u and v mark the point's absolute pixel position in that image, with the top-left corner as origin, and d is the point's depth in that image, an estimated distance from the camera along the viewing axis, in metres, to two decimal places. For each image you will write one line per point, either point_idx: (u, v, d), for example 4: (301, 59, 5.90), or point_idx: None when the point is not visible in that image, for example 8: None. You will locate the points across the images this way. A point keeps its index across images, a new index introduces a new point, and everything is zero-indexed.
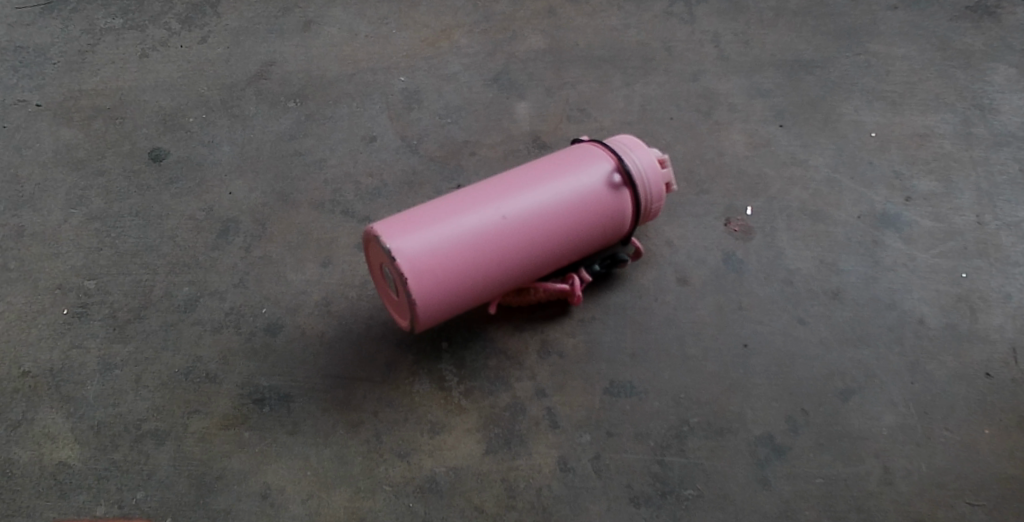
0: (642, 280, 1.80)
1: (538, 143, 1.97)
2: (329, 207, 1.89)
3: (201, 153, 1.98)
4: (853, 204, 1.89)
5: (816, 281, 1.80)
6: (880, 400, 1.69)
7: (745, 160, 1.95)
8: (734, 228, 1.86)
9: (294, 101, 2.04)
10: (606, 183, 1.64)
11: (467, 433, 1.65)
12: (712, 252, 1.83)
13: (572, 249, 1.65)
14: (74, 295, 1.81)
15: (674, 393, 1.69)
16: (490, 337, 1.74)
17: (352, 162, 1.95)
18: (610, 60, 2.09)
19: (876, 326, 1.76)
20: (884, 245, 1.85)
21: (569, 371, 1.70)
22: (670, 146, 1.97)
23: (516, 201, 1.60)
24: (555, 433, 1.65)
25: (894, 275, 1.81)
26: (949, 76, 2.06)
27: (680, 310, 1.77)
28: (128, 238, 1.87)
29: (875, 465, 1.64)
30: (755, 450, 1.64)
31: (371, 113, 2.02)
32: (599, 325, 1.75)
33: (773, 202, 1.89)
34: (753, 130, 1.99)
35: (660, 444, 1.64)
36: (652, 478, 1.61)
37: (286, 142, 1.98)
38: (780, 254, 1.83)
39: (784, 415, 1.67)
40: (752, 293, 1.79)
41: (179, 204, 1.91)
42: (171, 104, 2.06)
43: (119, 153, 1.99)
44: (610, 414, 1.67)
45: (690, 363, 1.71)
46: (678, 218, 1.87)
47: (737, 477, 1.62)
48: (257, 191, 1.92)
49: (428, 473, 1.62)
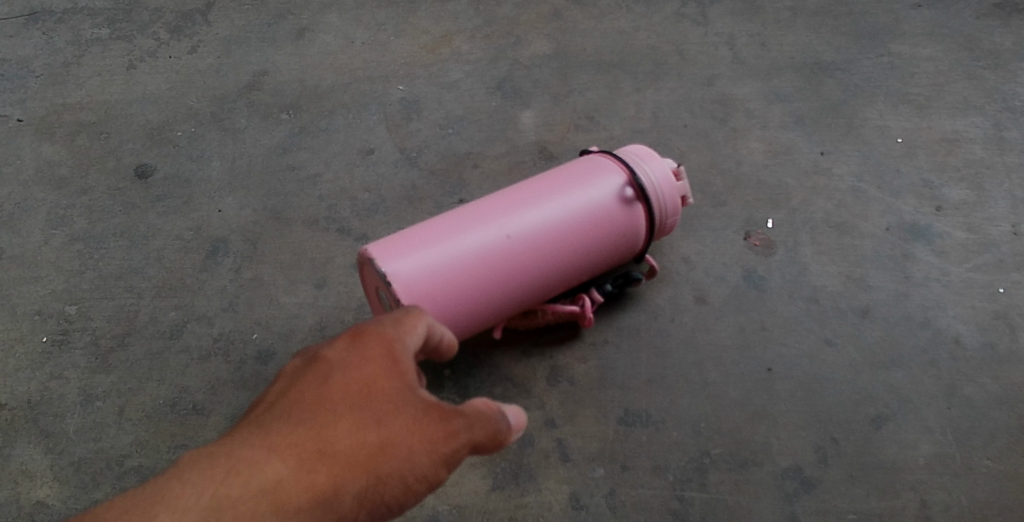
0: (657, 299, 1.68)
1: (545, 154, 1.87)
2: (325, 223, 1.78)
3: (190, 168, 1.87)
4: (880, 215, 1.78)
5: (843, 298, 1.69)
6: (916, 427, 1.57)
7: (764, 169, 1.83)
8: (755, 242, 1.75)
9: (287, 113, 1.93)
10: (616, 197, 1.53)
11: (472, 468, 1.53)
12: (731, 269, 1.72)
13: (579, 268, 1.55)
14: (54, 321, 1.71)
15: (694, 421, 1.57)
16: (496, 363, 1.62)
17: (348, 176, 1.84)
18: (620, 65, 1.98)
19: (908, 347, 1.64)
20: (914, 259, 1.73)
21: (580, 399, 1.59)
22: (685, 155, 1.86)
23: (519, 219, 1.49)
24: (567, 467, 1.53)
25: (927, 291, 1.70)
26: (978, 77, 1.94)
27: (699, 333, 1.65)
28: (112, 260, 1.77)
29: (912, 498, 1.52)
30: (781, 483, 1.53)
31: (369, 124, 1.91)
32: (613, 349, 1.63)
33: (795, 214, 1.78)
34: (773, 137, 1.88)
35: (680, 478, 1.53)
36: (672, 516, 1.50)
37: (279, 155, 1.88)
38: (805, 269, 1.72)
39: (813, 445, 1.56)
40: (776, 312, 1.67)
41: (166, 222, 1.80)
42: (158, 117, 1.95)
43: (104, 170, 1.88)
44: (625, 446, 1.55)
45: (710, 390, 1.60)
46: (694, 232, 1.76)
47: (763, 513, 1.50)
48: (249, 208, 1.81)
49: (429, 512, 1.50)
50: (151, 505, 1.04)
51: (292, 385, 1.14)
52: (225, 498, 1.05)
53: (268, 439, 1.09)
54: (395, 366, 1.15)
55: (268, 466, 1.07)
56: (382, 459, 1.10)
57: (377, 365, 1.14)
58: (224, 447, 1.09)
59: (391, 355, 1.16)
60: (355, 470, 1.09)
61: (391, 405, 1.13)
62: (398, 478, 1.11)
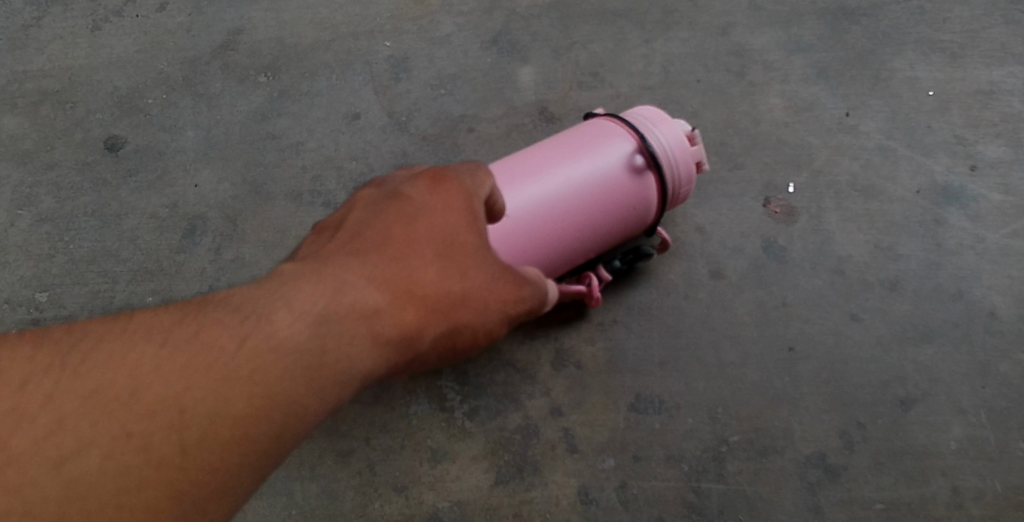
0: (670, 274, 1.55)
1: (545, 116, 1.73)
2: (309, 197, 1.66)
3: (162, 139, 1.73)
4: (910, 177, 1.63)
5: (870, 270, 1.56)
6: (948, 408, 1.47)
7: (785, 128, 1.68)
8: (775, 209, 1.61)
9: (265, 75, 1.77)
10: (624, 167, 1.39)
11: (473, 462, 1.44)
12: (749, 239, 1.58)
13: (584, 246, 1.42)
14: (24, 310, 1.60)
15: (711, 407, 1.46)
16: (497, 347, 1.50)
17: (333, 145, 1.70)
18: (625, 14, 1.80)
19: (941, 321, 1.52)
20: (947, 225, 1.59)
21: (588, 385, 1.48)
22: (698, 114, 1.71)
23: (517, 195, 1.36)
24: (574, 459, 1.44)
25: (961, 260, 1.57)
26: (1018, 22, 1.76)
27: (715, 310, 1.53)
28: (83, 243, 1.65)
29: (943, 486, 1.42)
30: (804, 473, 1.43)
31: (354, 86, 1.76)
32: (622, 329, 1.51)
33: (819, 176, 1.64)
34: (794, 91, 1.72)
35: (695, 468, 1.43)
36: (686, 509, 1.41)
37: (258, 123, 1.73)
38: (829, 238, 1.59)
39: (838, 431, 1.45)
40: (798, 287, 1.55)
41: (139, 200, 1.68)
42: (127, 84, 1.78)
43: (70, 143, 1.73)
44: (636, 434, 1.45)
45: (727, 372, 1.49)
46: (708, 199, 1.62)
47: (784, 505, 1.41)
48: (227, 182, 1.68)
49: (429, 509, 1.42)
50: (242, 313, 0.92)
51: (370, 212, 1.06)
52: (314, 323, 0.94)
53: (359, 256, 1.01)
54: (473, 222, 1.07)
55: (348, 305, 0.96)
56: (461, 307, 1.04)
57: (460, 200, 1.07)
58: (289, 286, 0.96)
59: (469, 212, 1.07)
60: (435, 315, 1.02)
61: (468, 263, 1.05)
62: (480, 308, 1.05)
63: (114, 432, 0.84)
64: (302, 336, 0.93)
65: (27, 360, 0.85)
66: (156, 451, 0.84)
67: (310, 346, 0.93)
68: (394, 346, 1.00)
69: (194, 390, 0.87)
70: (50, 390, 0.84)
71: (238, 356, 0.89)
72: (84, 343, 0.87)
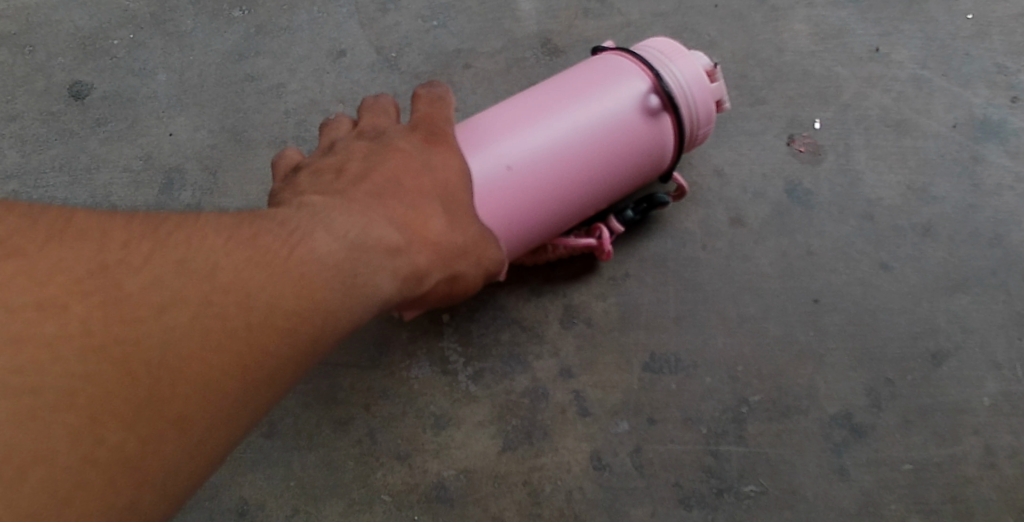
0: (686, 222, 1.44)
1: (548, 48, 1.58)
2: (293, 144, 1.53)
3: (132, 84, 1.58)
4: (946, 110, 1.50)
5: (902, 214, 1.45)
6: (983, 362, 1.38)
7: (811, 58, 1.54)
8: (800, 148, 1.48)
9: (239, 8, 1.61)
10: (637, 109, 1.25)
11: (479, 427, 1.36)
12: (772, 182, 1.46)
13: (595, 199, 1.29)
14: None
15: (730, 365, 1.38)
16: (501, 305, 1.41)
17: (317, 86, 1.56)
18: None
19: (976, 269, 1.42)
20: (985, 163, 1.47)
21: (600, 344, 1.39)
22: (717, 43, 1.56)
23: (520, 143, 1.22)
24: (586, 423, 1.36)
25: (1000, 201, 1.45)
26: None
27: (735, 261, 1.42)
28: (53, 200, 1.53)
29: (975, 444, 1.35)
30: (828, 433, 1.35)
31: (337, 19, 1.60)
32: (635, 283, 1.41)
33: (848, 111, 1.50)
34: (820, 16, 1.56)
35: (714, 430, 1.35)
36: (705, 473, 1.34)
37: (234, 63, 1.58)
38: (858, 180, 1.46)
39: (865, 388, 1.37)
40: (824, 234, 1.44)
41: (110, 152, 1.55)
42: (90, 23, 1.62)
43: (31, 91, 1.59)
44: (652, 396, 1.37)
45: (748, 327, 1.39)
46: (728, 138, 1.49)
47: (808, 467, 1.34)
48: (204, 130, 1.55)
49: (433, 479, 1.35)
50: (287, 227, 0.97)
51: (374, 157, 1.11)
52: (350, 241, 0.99)
53: (381, 192, 1.06)
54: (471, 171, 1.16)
55: (375, 227, 1.02)
56: (463, 257, 1.10)
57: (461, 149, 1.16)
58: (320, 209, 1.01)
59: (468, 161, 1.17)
60: (442, 258, 1.08)
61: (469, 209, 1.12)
62: (477, 263, 1.12)
63: (179, 310, 0.86)
64: (341, 253, 0.98)
65: (99, 235, 0.88)
66: (230, 323, 0.88)
67: (342, 264, 0.98)
68: (407, 280, 1.05)
69: (253, 283, 0.91)
70: (149, 254, 0.88)
71: (286, 266, 0.93)
72: (155, 231, 0.91)
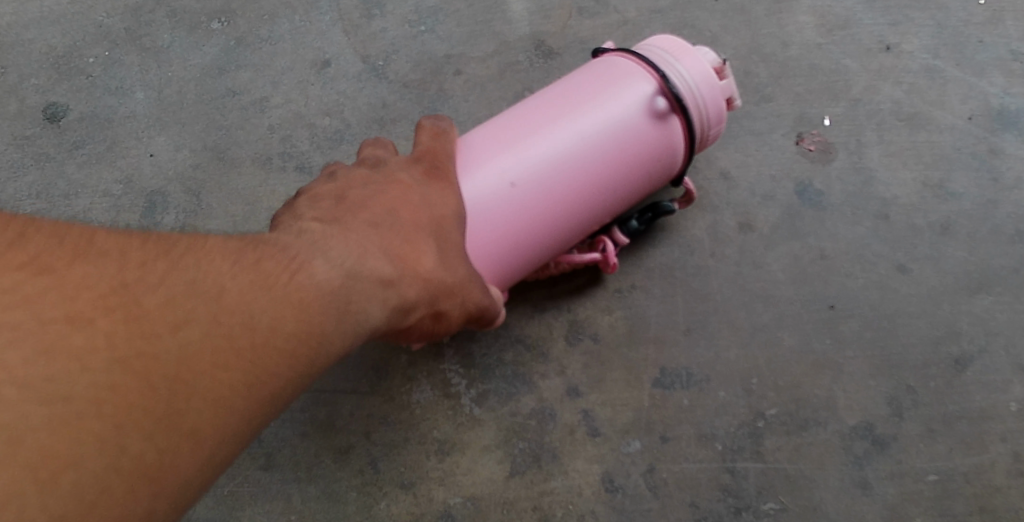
0: (693, 229, 1.38)
1: (542, 50, 1.51)
2: (280, 161, 1.47)
3: (110, 104, 1.52)
4: (961, 101, 1.44)
5: (918, 212, 1.39)
6: (1008, 365, 1.32)
7: (816, 51, 1.47)
8: (809, 146, 1.42)
9: (218, 20, 1.56)
10: (644, 113, 1.18)
11: (485, 452, 1.31)
12: (781, 184, 1.40)
13: (603, 211, 1.22)
14: None
15: (744, 378, 1.32)
16: (503, 323, 1.35)
17: (303, 98, 1.50)
18: None
19: (998, 268, 1.36)
20: (1003, 155, 1.41)
21: (607, 361, 1.33)
22: (718, 39, 1.49)
23: (520, 157, 1.15)
24: (596, 443, 1.31)
25: (1020, 195, 1.39)
26: None
27: (745, 268, 1.36)
28: None
29: (1002, 452, 1.29)
30: (849, 445, 1.30)
31: (322, 28, 1.54)
32: (642, 296, 1.35)
33: (858, 106, 1.44)
34: (824, 7, 1.50)
35: (729, 447, 1.30)
36: (722, 492, 1.29)
37: (215, 78, 1.52)
38: (871, 178, 1.40)
39: (886, 397, 1.31)
40: (838, 236, 1.38)
41: (89, 176, 1.48)
42: (63, 42, 1.56)
43: (4, 115, 1.52)
44: (664, 413, 1.31)
45: (762, 337, 1.34)
46: (733, 139, 1.43)
47: (829, 482, 1.29)
48: (186, 149, 1.49)
49: (440, 507, 1.29)
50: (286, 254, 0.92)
51: (372, 186, 1.05)
52: (348, 271, 0.94)
53: (378, 221, 1.00)
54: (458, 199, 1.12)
55: (372, 256, 0.96)
56: (454, 296, 1.04)
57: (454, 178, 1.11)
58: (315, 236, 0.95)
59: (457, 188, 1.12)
60: (434, 296, 1.02)
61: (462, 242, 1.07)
62: (462, 303, 1.05)
63: (194, 328, 0.81)
64: (338, 280, 0.93)
65: (110, 251, 0.81)
66: (241, 345, 0.84)
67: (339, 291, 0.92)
68: (399, 310, 0.99)
69: (261, 306, 0.86)
70: (163, 272, 0.82)
71: (288, 289, 0.88)
72: (159, 246, 0.85)
